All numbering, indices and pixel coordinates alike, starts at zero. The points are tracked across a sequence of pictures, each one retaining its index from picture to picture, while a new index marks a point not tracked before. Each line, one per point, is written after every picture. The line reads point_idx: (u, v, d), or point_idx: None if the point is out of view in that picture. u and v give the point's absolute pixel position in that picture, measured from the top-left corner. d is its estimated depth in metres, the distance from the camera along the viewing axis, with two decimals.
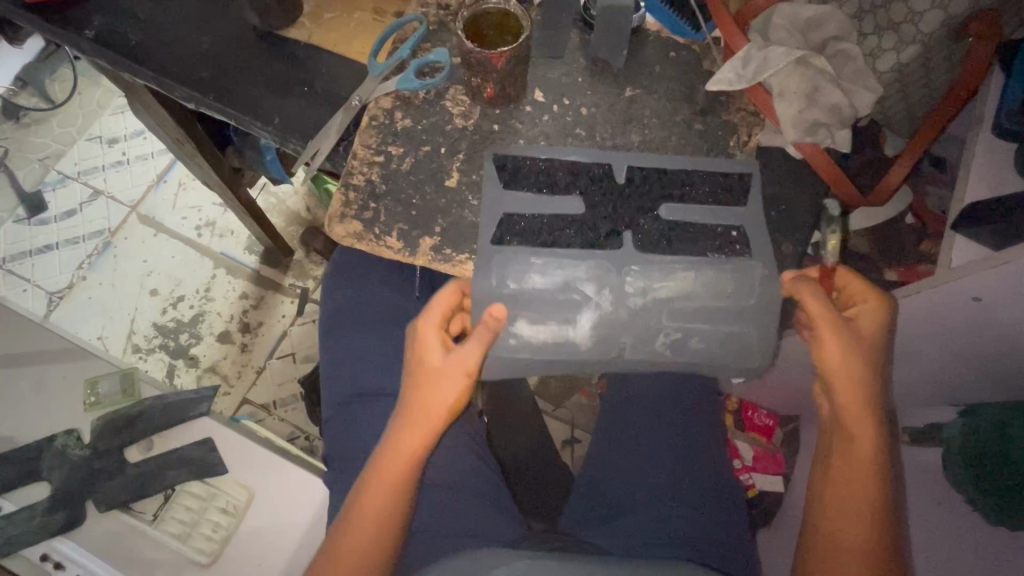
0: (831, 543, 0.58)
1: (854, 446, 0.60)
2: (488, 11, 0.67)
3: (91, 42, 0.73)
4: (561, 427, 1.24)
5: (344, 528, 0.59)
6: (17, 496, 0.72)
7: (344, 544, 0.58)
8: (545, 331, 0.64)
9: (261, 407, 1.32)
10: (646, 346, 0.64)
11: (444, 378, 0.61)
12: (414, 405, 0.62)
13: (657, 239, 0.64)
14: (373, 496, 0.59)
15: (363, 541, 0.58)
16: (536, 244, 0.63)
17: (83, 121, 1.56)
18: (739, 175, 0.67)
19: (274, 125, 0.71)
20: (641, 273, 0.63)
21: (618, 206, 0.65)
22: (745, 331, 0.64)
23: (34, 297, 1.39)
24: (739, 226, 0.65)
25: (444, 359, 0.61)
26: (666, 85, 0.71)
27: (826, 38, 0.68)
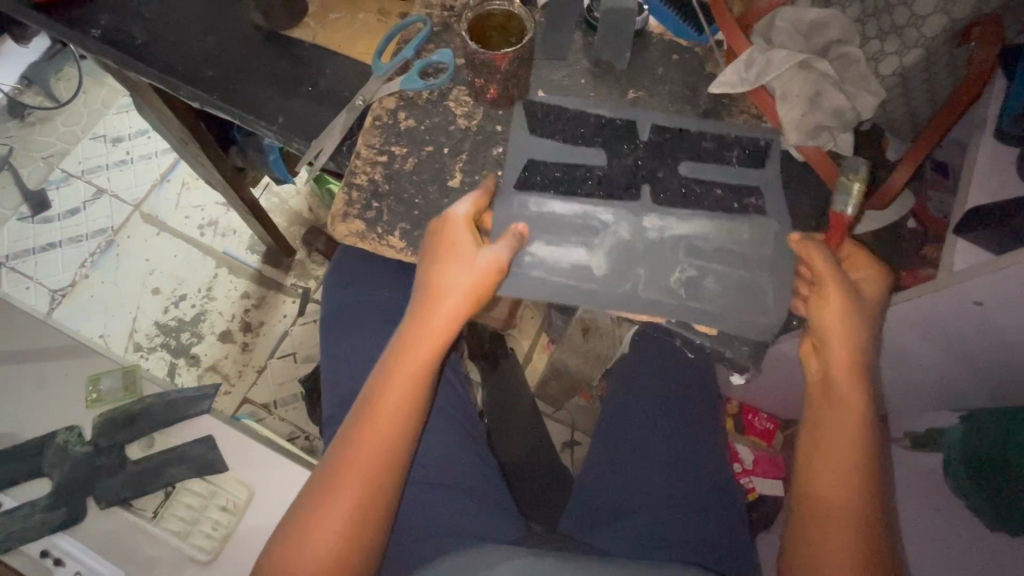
0: (820, 507, 0.55)
1: (843, 417, 0.58)
2: (492, 13, 0.68)
3: (98, 41, 0.73)
4: (561, 429, 1.26)
5: (346, 451, 0.57)
6: (18, 492, 0.72)
7: (360, 439, 0.56)
8: (564, 257, 0.64)
9: (262, 406, 1.32)
10: (659, 283, 0.64)
11: (469, 285, 0.60)
12: (442, 307, 0.61)
13: (676, 193, 0.67)
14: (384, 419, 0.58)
15: (366, 458, 0.56)
16: (559, 190, 0.66)
17: (88, 119, 1.57)
18: (764, 143, 0.69)
19: (279, 125, 0.71)
20: (657, 215, 0.66)
21: (641, 159, 0.68)
22: (756, 281, 0.64)
23: (37, 295, 1.40)
24: (755, 187, 0.68)
25: (474, 260, 0.60)
26: (669, 87, 0.71)
27: (829, 41, 0.69)
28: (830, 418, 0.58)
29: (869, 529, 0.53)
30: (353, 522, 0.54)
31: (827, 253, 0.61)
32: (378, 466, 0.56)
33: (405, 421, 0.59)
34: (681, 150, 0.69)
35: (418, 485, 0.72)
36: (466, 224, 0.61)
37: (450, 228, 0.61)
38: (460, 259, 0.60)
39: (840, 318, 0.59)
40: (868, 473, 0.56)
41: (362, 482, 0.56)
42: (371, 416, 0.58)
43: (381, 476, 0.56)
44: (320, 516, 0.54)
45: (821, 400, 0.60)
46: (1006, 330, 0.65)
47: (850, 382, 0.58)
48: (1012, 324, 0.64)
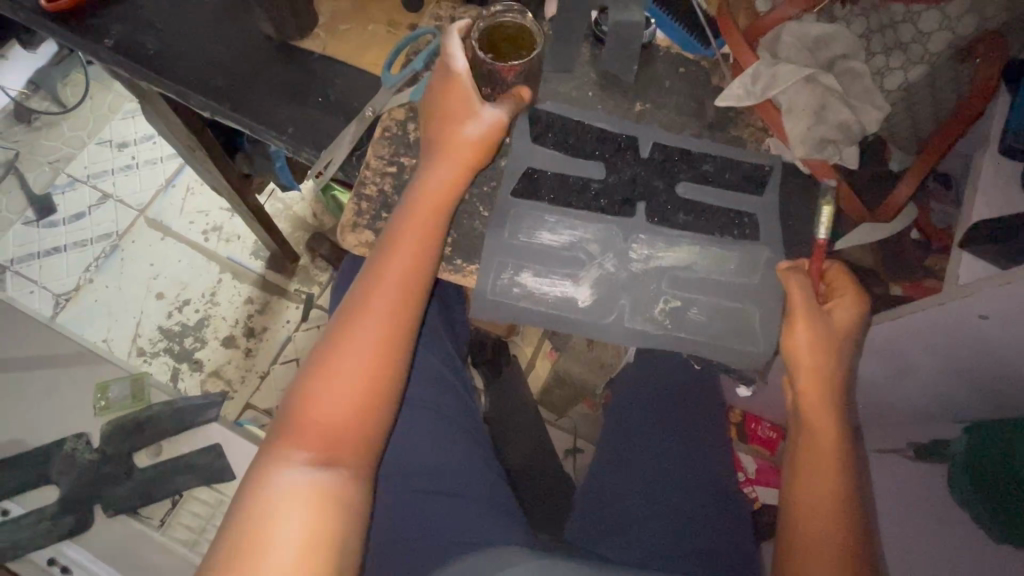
0: (802, 529, 0.57)
1: (821, 440, 0.60)
2: (505, 24, 0.68)
3: (110, 50, 0.74)
4: (562, 436, 1.22)
5: (377, 264, 0.59)
6: (26, 499, 0.72)
7: (390, 265, 0.59)
8: (549, 288, 0.64)
9: (265, 412, 1.32)
10: (644, 312, 0.64)
11: (478, 132, 0.63)
12: (448, 151, 0.63)
13: (671, 213, 0.67)
14: (403, 259, 0.60)
15: (392, 284, 0.59)
16: (556, 203, 0.67)
17: (94, 125, 1.58)
18: (765, 169, 0.69)
19: (288, 135, 0.72)
20: (646, 240, 0.66)
21: (638, 176, 0.68)
22: (746, 312, 0.64)
23: (42, 299, 1.40)
24: (752, 213, 0.68)
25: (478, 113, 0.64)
26: (676, 101, 0.72)
27: (834, 56, 0.69)
28: (809, 441, 0.60)
29: (852, 549, 0.55)
30: (390, 333, 0.57)
31: (807, 290, 0.62)
32: (403, 311, 0.59)
33: (426, 265, 0.61)
34: (690, 164, 0.69)
35: (427, 497, 0.72)
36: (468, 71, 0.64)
37: (454, 74, 0.64)
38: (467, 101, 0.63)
39: (811, 349, 0.61)
40: (845, 489, 0.58)
41: (391, 320, 0.58)
42: (390, 253, 0.60)
43: (406, 314, 0.59)
44: (347, 350, 0.56)
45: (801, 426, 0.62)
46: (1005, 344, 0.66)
47: (820, 401, 0.61)
48: (1013, 338, 0.64)
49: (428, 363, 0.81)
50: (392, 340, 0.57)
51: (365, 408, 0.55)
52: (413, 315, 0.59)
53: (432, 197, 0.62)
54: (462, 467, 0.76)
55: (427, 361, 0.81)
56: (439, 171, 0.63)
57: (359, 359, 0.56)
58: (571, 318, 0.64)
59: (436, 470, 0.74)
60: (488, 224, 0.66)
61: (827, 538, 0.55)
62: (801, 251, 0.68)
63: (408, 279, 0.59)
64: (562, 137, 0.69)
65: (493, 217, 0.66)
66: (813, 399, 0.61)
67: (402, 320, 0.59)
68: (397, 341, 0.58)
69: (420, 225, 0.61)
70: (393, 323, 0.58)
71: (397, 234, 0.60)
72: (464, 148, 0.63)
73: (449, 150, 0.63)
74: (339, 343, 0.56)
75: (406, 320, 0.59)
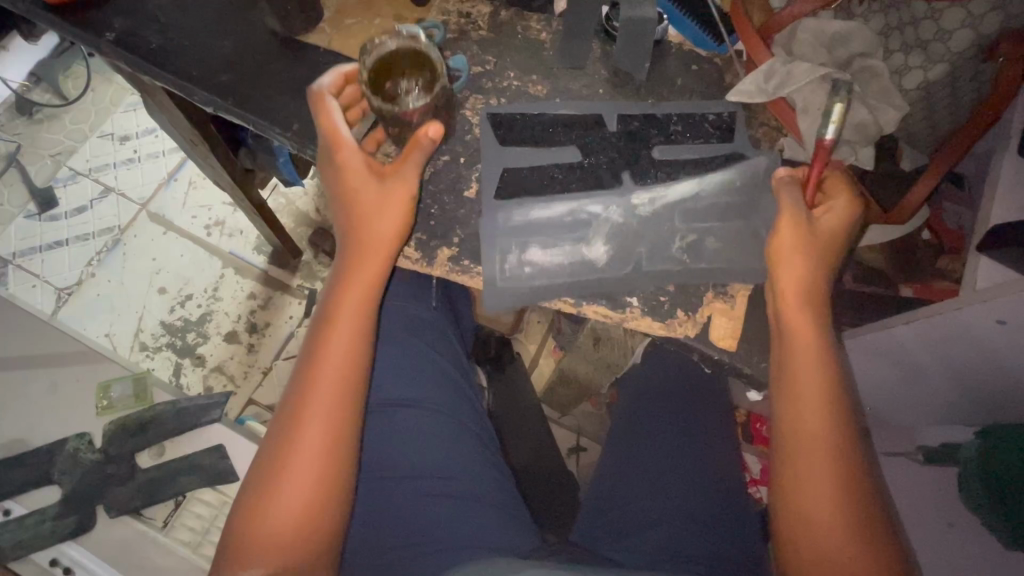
0: (798, 518, 0.54)
1: (809, 420, 0.55)
2: (397, 52, 0.61)
3: (112, 44, 0.73)
4: (568, 434, 1.23)
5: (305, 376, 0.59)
6: (28, 499, 0.72)
7: (317, 374, 0.59)
8: (561, 256, 0.64)
9: (268, 408, 1.31)
10: (664, 255, 0.63)
11: (384, 198, 0.60)
12: (363, 241, 0.61)
13: (655, 168, 0.66)
14: (329, 352, 0.59)
15: (322, 395, 0.58)
16: (538, 194, 0.66)
17: (95, 118, 1.56)
18: (728, 114, 0.69)
19: (293, 131, 0.71)
20: (643, 190, 0.65)
21: (613, 145, 0.67)
22: (755, 228, 0.64)
23: (44, 293, 1.40)
24: (732, 154, 0.67)
25: (379, 190, 0.61)
26: (688, 98, 0.70)
27: (852, 54, 0.68)
28: (794, 422, 0.56)
29: (850, 525, 0.53)
30: (325, 441, 0.57)
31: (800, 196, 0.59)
32: (333, 406, 0.58)
33: (353, 354, 0.60)
34: (694, 146, 0.67)
35: (438, 498, 0.71)
36: (354, 143, 0.61)
37: (342, 158, 0.61)
38: (362, 173, 0.61)
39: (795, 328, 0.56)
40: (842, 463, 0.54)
41: (324, 417, 0.58)
42: (314, 362, 0.59)
43: (335, 409, 0.58)
44: (285, 467, 0.56)
45: (783, 403, 0.57)
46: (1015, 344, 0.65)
47: (813, 370, 0.56)
48: None
49: (411, 355, 0.79)
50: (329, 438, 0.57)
51: (310, 511, 0.56)
52: (349, 401, 0.59)
53: (354, 283, 0.61)
54: (466, 466, 0.75)
55: (418, 351, 0.80)
56: (356, 254, 0.61)
57: (295, 471, 0.56)
58: (593, 286, 0.63)
59: (448, 470, 0.73)
60: (480, 217, 0.65)
61: (823, 528, 0.53)
62: None
63: (336, 374, 0.59)
64: (564, 130, 0.68)
65: (491, 213, 0.65)
66: (803, 365, 0.56)
67: (334, 415, 0.58)
68: (334, 445, 0.57)
69: (345, 317, 0.60)
70: (327, 421, 0.58)
71: (322, 334, 0.60)
72: (375, 221, 0.61)
73: (360, 229, 0.61)
74: (279, 464, 0.56)
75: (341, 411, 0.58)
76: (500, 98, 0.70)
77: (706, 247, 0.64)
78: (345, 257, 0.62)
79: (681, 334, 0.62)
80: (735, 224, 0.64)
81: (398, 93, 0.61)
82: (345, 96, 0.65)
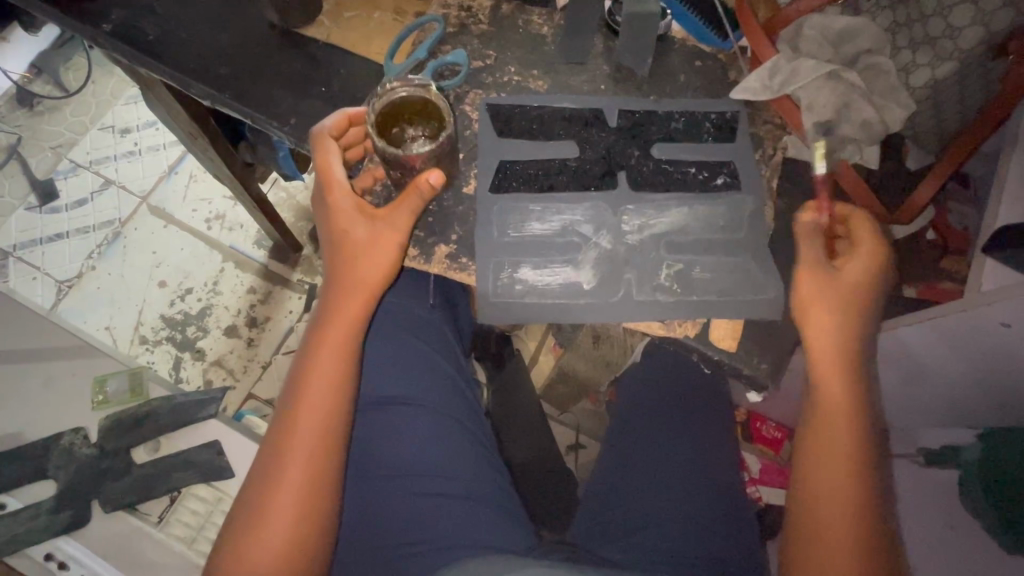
0: (813, 532, 0.54)
1: (835, 434, 0.55)
2: (405, 98, 0.61)
3: (108, 36, 0.72)
4: (567, 431, 1.22)
5: (291, 409, 0.59)
6: (23, 494, 0.72)
7: (306, 406, 0.59)
8: (551, 276, 0.62)
9: (266, 402, 1.31)
10: (651, 283, 0.61)
11: (373, 243, 0.60)
12: (350, 281, 0.61)
13: (651, 178, 0.65)
14: (314, 388, 0.59)
15: (308, 433, 0.58)
16: (535, 191, 0.65)
17: (95, 110, 1.56)
18: (731, 114, 0.68)
19: (291, 126, 0.70)
20: (635, 210, 0.64)
21: (613, 145, 0.67)
22: (746, 264, 0.62)
23: (44, 286, 1.39)
24: (729, 161, 0.66)
25: (368, 231, 0.60)
26: (691, 95, 0.69)
27: (859, 51, 0.67)
28: (820, 434, 0.56)
29: (866, 542, 0.52)
30: (312, 475, 0.57)
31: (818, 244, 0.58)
32: (317, 442, 0.58)
33: (338, 390, 0.60)
34: (696, 146, 0.67)
35: (434, 496, 0.71)
36: (344, 182, 0.62)
37: (333, 199, 0.61)
38: (352, 212, 0.61)
39: (823, 340, 0.56)
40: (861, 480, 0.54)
41: (307, 456, 0.57)
42: (302, 393, 0.59)
43: (320, 445, 0.58)
44: (271, 500, 0.56)
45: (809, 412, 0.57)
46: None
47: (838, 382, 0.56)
48: None
49: (409, 350, 0.79)
50: (314, 473, 0.57)
51: (294, 545, 0.55)
52: (335, 437, 0.59)
53: (338, 318, 0.61)
54: (463, 464, 0.74)
55: (414, 346, 0.80)
56: (340, 290, 0.61)
57: (277, 505, 0.56)
58: (579, 304, 0.61)
59: (446, 467, 0.73)
60: (475, 216, 0.64)
61: (834, 542, 0.52)
62: None
63: (321, 410, 0.59)
64: (564, 126, 0.67)
65: (487, 213, 0.64)
66: (832, 377, 0.56)
67: (319, 451, 0.58)
68: (320, 483, 0.57)
69: (327, 352, 0.60)
70: (311, 457, 0.57)
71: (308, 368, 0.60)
72: (362, 260, 0.61)
73: (346, 269, 0.61)
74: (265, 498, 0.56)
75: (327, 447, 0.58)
76: (500, 92, 0.69)
77: (708, 245, 0.63)
78: (330, 293, 0.62)
79: (681, 334, 0.61)
80: (737, 223, 0.63)
81: (403, 139, 0.59)
82: (346, 137, 0.66)
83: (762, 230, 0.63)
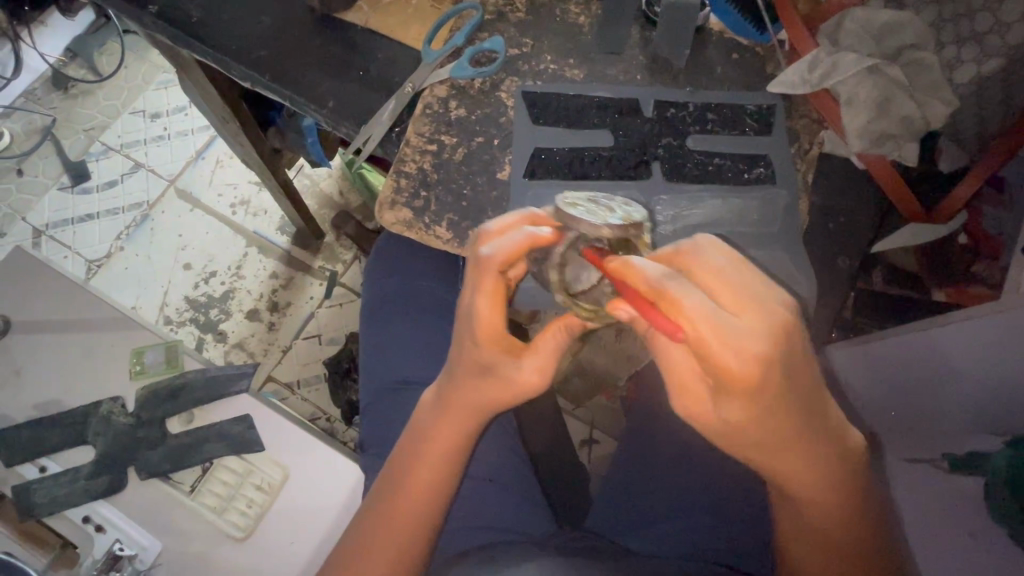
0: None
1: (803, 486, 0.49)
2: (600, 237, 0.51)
3: (153, 17, 0.74)
4: (580, 427, 1.23)
5: (410, 460, 0.58)
6: (62, 458, 0.75)
7: (419, 464, 0.58)
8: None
9: (286, 385, 1.33)
10: None
11: (514, 383, 0.54)
12: (479, 380, 0.55)
13: (686, 169, 0.65)
14: (431, 455, 0.58)
15: (421, 489, 0.58)
16: (569, 178, 0.65)
17: (128, 94, 1.59)
18: (768, 107, 0.67)
19: (328, 109, 0.71)
20: (669, 201, 0.64)
21: (648, 136, 0.67)
22: (778, 258, 0.62)
23: (75, 264, 1.43)
24: (764, 154, 0.66)
25: (513, 373, 0.54)
26: (728, 87, 0.69)
27: (902, 45, 0.66)
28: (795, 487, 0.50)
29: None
30: (420, 518, 0.57)
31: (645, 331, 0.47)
32: (427, 504, 0.58)
33: (453, 467, 0.59)
34: (732, 138, 0.66)
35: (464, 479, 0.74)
36: (494, 324, 0.52)
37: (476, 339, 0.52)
38: (501, 346, 0.53)
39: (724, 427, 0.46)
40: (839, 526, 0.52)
41: (424, 497, 0.58)
42: (419, 453, 0.58)
43: (430, 498, 0.58)
44: (380, 539, 0.57)
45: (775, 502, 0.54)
46: (986, 331, 0.69)
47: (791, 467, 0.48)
48: None
49: (436, 334, 0.80)
50: (420, 531, 0.58)
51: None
52: (439, 492, 0.58)
53: (456, 406, 0.57)
54: (490, 453, 0.77)
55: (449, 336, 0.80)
56: (464, 388, 0.56)
57: (377, 556, 0.56)
58: None
59: (479, 455, 0.76)
60: (511, 200, 0.65)
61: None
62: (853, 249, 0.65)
63: (437, 467, 0.58)
64: (598, 116, 0.67)
65: (518, 196, 0.64)
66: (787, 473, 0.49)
67: (428, 512, 0.58)
68: (428, 523, 0.58)
69: (448, 428, 0.58)
70: (422, 501, 0.58)
71: (430, 432, 0.58)
72: (490, 385, 0.55)
73: (477, 383, 0.55)
74: (370, 535, 0.57)
75: (431, 505, 0.58)
76: (536, 80, 0.70)
77: (741, 237, 0.63)
78: (454, 372, 0.57)
79: None
80: (771, 217, 0.63)
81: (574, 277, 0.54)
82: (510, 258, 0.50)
83: (795, 224, 0.63)
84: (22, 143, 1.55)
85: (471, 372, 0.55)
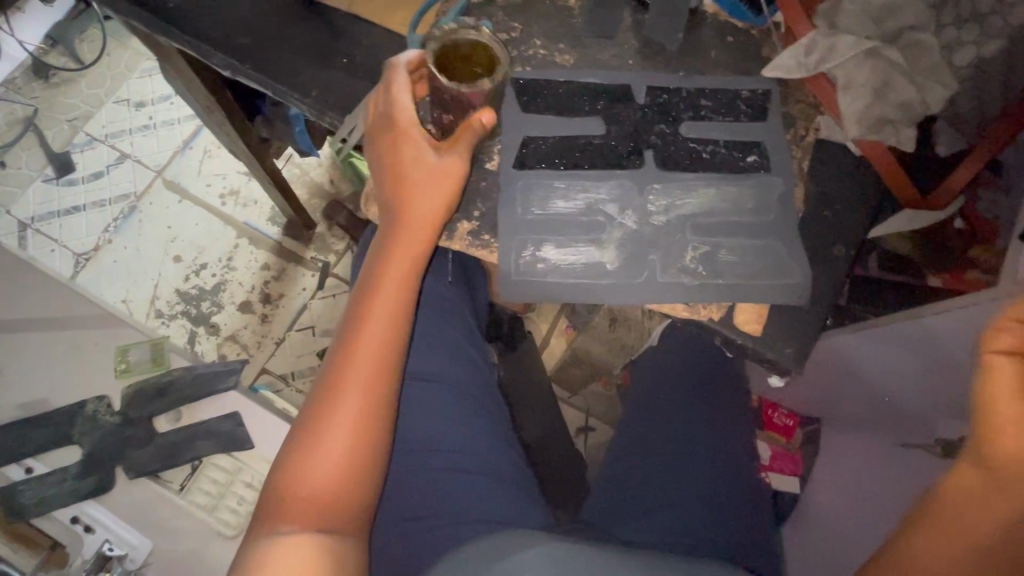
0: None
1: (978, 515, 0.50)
2: (459, 43, 0.58)
3: (129, 3, 0.71)
4: (575, 414, 1.14)
5: (364, 299, 0.59)
6: (49, 458, 0.74)
7: (375, 300, 0.58)
8: (575, 256, 0.61)
9: (280, 377, 1.33)
10: (675, 263, 0.61)
11: (435, 176, 0.59)
12: (405, 205, 0.59)
13: (681, 158, 0.64)
14: (381, 301, 0.59)
15: (379, 314, 0.58)
16: (559, 168, 0.64)
17: (112, 82, 1.55)
18: (763, 92, 0.66)
19: (312, 98, 0.69)
20: (662, 191, 0.63)
21: (640, 125, 0.65)
22: (772, 249, 0.61)
23: (62, 258, 1.41)
24: (758, 142, 0.65)
25: (427, 162, 0.59)
26: (721, 72, 0.67)
27: (900, 27, 0.64)
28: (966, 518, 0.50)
29: None
30: (382, 352, 0.57)
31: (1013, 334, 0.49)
32: (381, 344, 0.58)
33: (402, 328, 0.59)
34: (725, 125, 0.65)
35: (452, 473, 0.73)
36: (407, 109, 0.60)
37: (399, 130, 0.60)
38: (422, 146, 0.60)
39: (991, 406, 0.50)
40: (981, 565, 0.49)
41: (384, 325, 0.58)
42: (369, 289, 0.59)
43: (397, 323, 0.59)
44: (344, 381, 0.56)
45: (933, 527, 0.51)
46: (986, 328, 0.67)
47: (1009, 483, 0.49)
48: None
49: (429, 326, 0.80)
50: (377, 372, 0.57)
51: (332, 510, 0.53)
52: (403, 324, 0.59)
53: (406, 232, 0.59)
54: (482, 445, 0.76)
55: (437, 327, 0.81)
56: (401, 222, 0.60)
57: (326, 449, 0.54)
58: (602, 285, 0.60)
59: (466, 447, 0.75)
60: (498, 189, 0.63)
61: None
62: (847, 240, 0.64)
63: (395, 292, 0.59)
64: (587, 99, 0.66)
65: (501, 184, 0.63)
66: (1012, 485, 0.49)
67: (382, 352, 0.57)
68: (392, 354, 0.58)
69: (398, 256, 0.59)
70: (385, 332, 0.58)
71: (374, 275, 0.59)
72: (425, 192, 0.59)
73: (417, 196, 0.59)
74: (334, 385, 0.56)
75: (380, 386, 0.57)
76: (525, 66, 0.68)
77: (735, 227, 0.62)
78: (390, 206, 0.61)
79: (705, 317, 0.60)
80: (766, 206, 0.62)
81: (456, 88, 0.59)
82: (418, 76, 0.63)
83: (790, 213, 0.62)
84: (3, 135, 1.52)
85: (405, 189, 0.59)
